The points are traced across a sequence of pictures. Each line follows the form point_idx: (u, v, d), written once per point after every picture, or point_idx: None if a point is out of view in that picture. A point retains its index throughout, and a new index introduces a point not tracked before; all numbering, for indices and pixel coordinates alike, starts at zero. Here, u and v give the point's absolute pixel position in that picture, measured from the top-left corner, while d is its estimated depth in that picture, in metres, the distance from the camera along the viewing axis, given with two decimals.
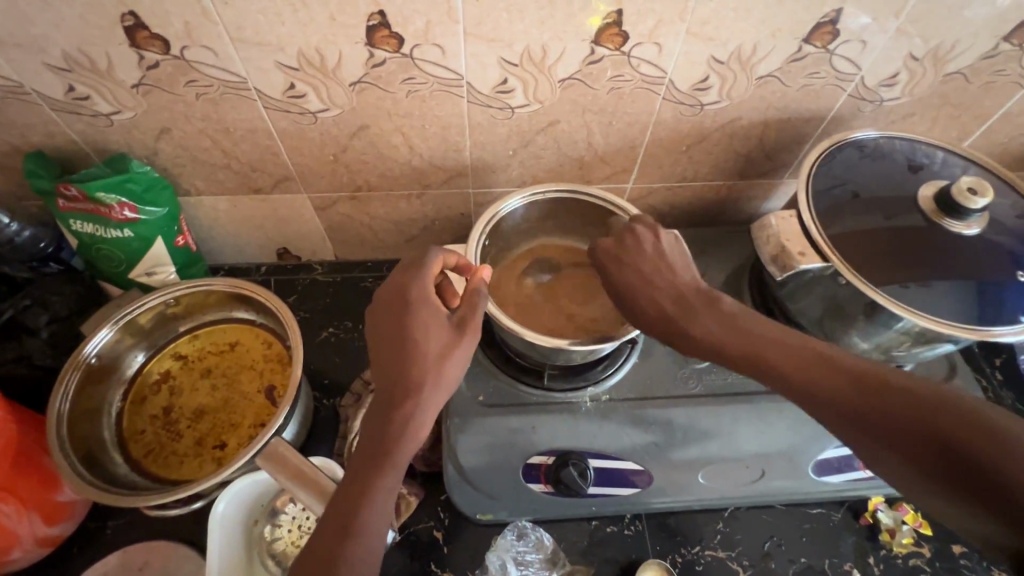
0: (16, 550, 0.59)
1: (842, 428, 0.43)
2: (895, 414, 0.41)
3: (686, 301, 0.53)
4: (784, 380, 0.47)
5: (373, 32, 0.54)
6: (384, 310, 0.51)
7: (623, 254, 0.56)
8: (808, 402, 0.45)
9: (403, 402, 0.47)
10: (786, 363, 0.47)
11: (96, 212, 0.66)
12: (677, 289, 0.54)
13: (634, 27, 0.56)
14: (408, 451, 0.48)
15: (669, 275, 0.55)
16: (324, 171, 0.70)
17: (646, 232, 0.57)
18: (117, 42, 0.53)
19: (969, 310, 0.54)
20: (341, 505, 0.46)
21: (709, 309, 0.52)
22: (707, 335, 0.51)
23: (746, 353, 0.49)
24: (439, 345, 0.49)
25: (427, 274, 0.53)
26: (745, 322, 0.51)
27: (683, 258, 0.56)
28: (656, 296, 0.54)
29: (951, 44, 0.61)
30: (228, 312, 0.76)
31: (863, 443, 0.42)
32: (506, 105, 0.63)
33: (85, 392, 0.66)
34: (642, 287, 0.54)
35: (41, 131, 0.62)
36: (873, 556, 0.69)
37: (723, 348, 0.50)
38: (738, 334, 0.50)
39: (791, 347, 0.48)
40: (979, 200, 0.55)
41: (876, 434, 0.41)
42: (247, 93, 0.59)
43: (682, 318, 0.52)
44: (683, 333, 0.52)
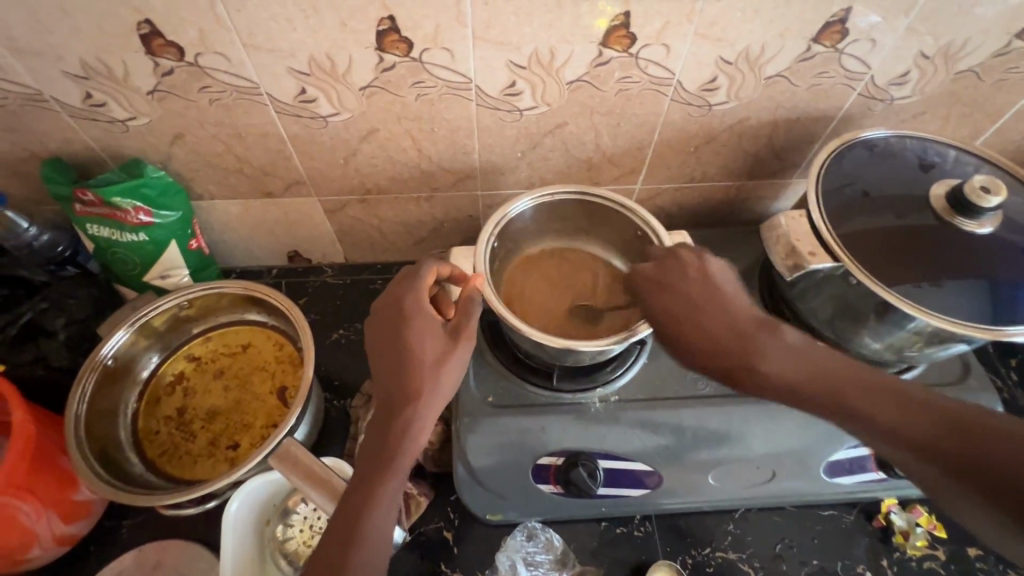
0: (35, 548, 0.60)
1: (928, 470, 0.42)
2: (985, 454, 0.40)
3: (745, 332, 0.51)
4: (862, 418, 0.45)
5: (383, 37, 0.55)
6: (383, 320, 0.52)
7: (667, 279, 0.55)
8: (858, 424, 0.45)
9: (402, 409, 0.48)
10: (862, 399, 0.45)
11: (112, 216, 0.67)
12: (733, 319, 0.51)
13: (642, 29, 0.56)
14: (409, 458, 0.48)
15: (727, 305, 0.53)
16: (334, 175, 0.71)
17: (694, 262, 0.55)
18: (133, 50, 0.54)
19: (982, 310, 0.54)
20: (345, 512, 0.46)
21: (775, 340, 0.50)
22: (776, 371, 0.48)
23: (820, 385, 0.47)
24: (434, 353, 0.50)
25: (421, 284, 0.53)
26: (817, 354, 0.49)
27: (736, 290, 0.54)
28: (714, 328, 0.51)
29: (962, 42, 0.61)
30: (240, 314, 0.76)
31: (945, 485, 0.41)
32: (514, 107, 0.64)
33: (101, 394, 0.67)
34: (686, 317, 0.52)
35: (59, 138, 0.63)
36: (886, 559, 0.68)
37: (791, 384, 0.48)
38: (810, 368, 0.48)
39: (863, 379, 0.46)
40: (991, 198, 0.54)
41: (965, 479, 0.40)
42: (259, 98, 0.60)
43: (752, 352, 0.50)
44: (749, 367, 0.49)
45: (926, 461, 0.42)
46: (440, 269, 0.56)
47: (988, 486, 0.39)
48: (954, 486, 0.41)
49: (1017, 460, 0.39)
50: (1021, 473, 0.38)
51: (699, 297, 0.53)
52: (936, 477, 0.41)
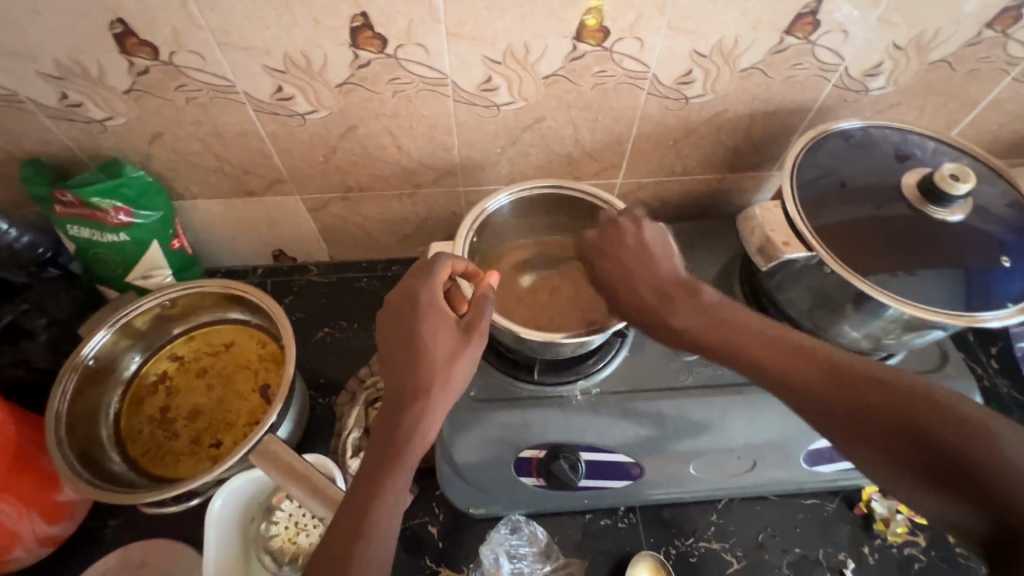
0: (18, 549, 0.60)
1: (821, 417, 0.44)
2: (871, 399, 0.42)
3: (663, 292, 0.54)
4: (766, 373, 0.47)
5: (356, 34, 0.55)
6: (396, 315, 0.52)
7: (610, 247, 0.58)
8: (795, 394, 0.46)
9: (411, 405, 0.48)
10: (767, 355, 0.48)
11: (92, 216, 0.67)
12: (659, 278, 0.55)
13: (615, 22, 0.56)
14: (417, 455, 0.48)
15: (655, 268, 0.56)
16: (315, 173, 0.71)
17: (632, 227, 0.58)
18: (107, 49, 0.54)
19: (956, 297, 0.54)
20: (353, 508, 0.46)
21: (689, 301, 0.53)
22: (686, 327, 0.52)
23: (727, 340, 0.50)
24: (446, 352, 0.50)
25: (436, 280, 0.53)
26: (728, 313, 0.52)
27: (668, 249, 0.57)
28: (639, 287, 0.55)
29: (934, 32, 0.61)
30: (223, 313, 0.76)
31: (840, 432, 0.43)
32: (492, 103, 0.64)
33: (83, 393, 0.67)
34: (624, 279, 0.57)
35: (38, 139, 0.63)
36: (867, 546, 0.69)
37: (701, 339, 0.51)
38: (719, 327, 0.51)
39: (770, 337, 0.49)
40: (961, 185, 0.55)
41: (857, 427, 0.42)
42: (235, 97, 0.60)
43: (667, 310, 0.54)
44: (666, 323, 0.53)
45: (823, 411, 0.44)
46: (454, 265, 0.54)
47: (876, 432, 0.41)
48: (843, 431, 0.43)
49: (904, 406, 0.40)
50: (904, 418, 0.40)
51: (633, 264, 0.57)
52: (833, 426, 0.43)
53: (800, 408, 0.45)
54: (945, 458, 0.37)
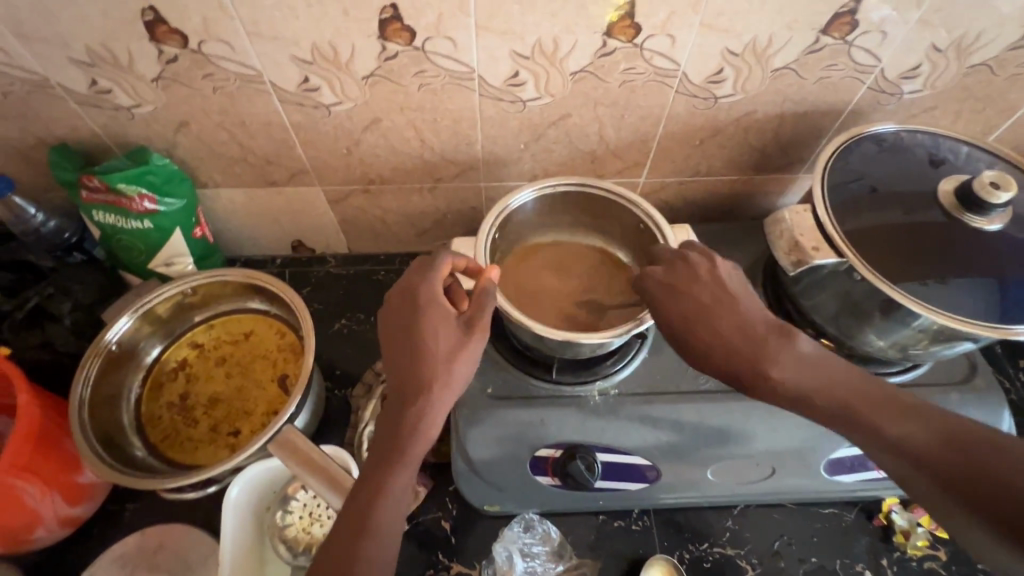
0: (40, 529, 0.61)
1: (928, 485, 0.40)
2: (985, 472, 0.39)
3: (756, 340, 0.48)
4: (875, 433, 0.43)
5: (386, 26, 0.54)
6: (396, 312, 0.51)
7: (682, 283, 0.52)
8: (898, 456, 0.42)
9: (414, 401, 0.47)
10: (876, 414, 0.44)
11: (118, 203, 0.67)
12: (746, 325, 0.49)
13: (647, 19, 0.55)
14: (418, 453, 0.47)
15: (741, 311, 0.50)
16: (337, 165, 0.71)
17: (702, 262, 0.53)
18: (137, 37, 0.54)
19: (989, 308, 0.53)
20: (356, 505, 0.45)
21: (787, 346, 0.47)
22: (789, 380, 0.46)
23: (830, 395, 0.45)
24: (447, 346, 0.49)
25: (436, 276, 0.52)
26: (829, 364, 0.47)
27: (749, 293, 0.52)
28: (726, 333, 0.49)
29: (976, 34, 0.60)
30: (243, 302, 0.77)
31: (944, 504, 0.40)
32: (518, 98, 0.63)
33: (105, 379, 0.68)
34: (706, 327, 0.49)
35: (66, 124, 0.64)
36: (886, 558, 0.68)
37: (805, 395, 0.46)
38: (825, 380, 0.45)
39: (870, 392, 0.45)
40: (1001, 194, 0.53)
41: (967, 500, 0.38)
42: (262, 87, 0.60)
43: (762, 358, 0.47)
44: (764, 375, 0.47)
45: (929, 476, 0.40)
46: (455, 262, 0.54)
47: (983, 509, 0.38)
48: (946, 499, 0.39)
49: (1022, 485, 0.37)
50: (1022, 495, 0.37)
51: (718, 312, 0.50)
52: (934, 494, 0.40)
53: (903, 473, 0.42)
54: None
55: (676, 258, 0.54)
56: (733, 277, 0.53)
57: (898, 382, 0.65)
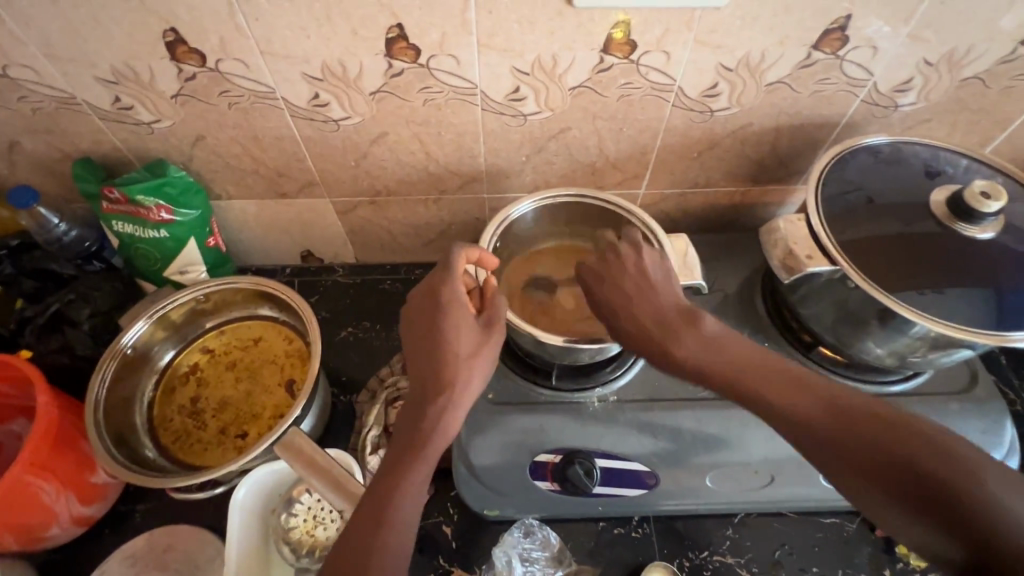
0: (54, 527, 0.63)
1: (809, 445, 0.44)
2: (858, 431, 0.42)
3: (667, 323, 0.53)
4: (777, 410, 0.46)
5: (392, 44, 0.57)
6: (422, 312, 0.53)
7: (609, 270, 0.57)
8: (787, 424, 0.45)
9: (434, 399, 0.49)
10: (780, 392, 0.47)
11: (136, 213, 0.70)
12: (657, 308, 0.54)
13: (642, 36, 0.57)
14: (438, 449, 0.49)
15: (655, 298, 0.54)
16: (345, 177, 0.74)
17: (632, 256, 0.57)
18: (158, 56, 0.57)
19: (984, 317, 0.53)
20: (376, 494, 0.47)
21: (692, 330, 0.52)
22: (690, 357, 0.51)
23: (727, 376, 0.49)
24: (469, 347, 0.51)
25: (456, 274, 0.54)
26: (728, 344, 0.51)
27: (669, 281, 0.56)
28: (638, 314, 0.54)
29: (966, 48, 0.61)
30: (252, 309, 0.79)
31: (821, 457, 0.43)
32: (519, 112, 0.65)
33: (120, 381, 0.70)
34: (622, 304, 0.55)
35: (90, 139, 0.67)
36: (888, 569, 0.67)
37: (702, 368, 0.50)
38: (722, 357, 0.50)
39: (772, 369, 0.49)
40: (992, 203, 0.54)
41: (845, 455, 0.42)
42: (275, 102, 0.63)
43: (670, 339, 0.52)
44: (666, 352, 0.52)
45: (810, 436, 0.44)
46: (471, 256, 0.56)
47: (859, 467, 0.41)
48: (826, 457, 0.43)
49: (889, 439, 0.41)
50: (886, 450, 0.40)
51: (631, 291, 0.55)
52: (819, 453, 0.43)
53: (808, 448, 0.44)
54: (926, 488, 0.38)
55: (609, 248, 0.59)
56: (657, 262, 0.57)
57: (899, 392, 0.65)
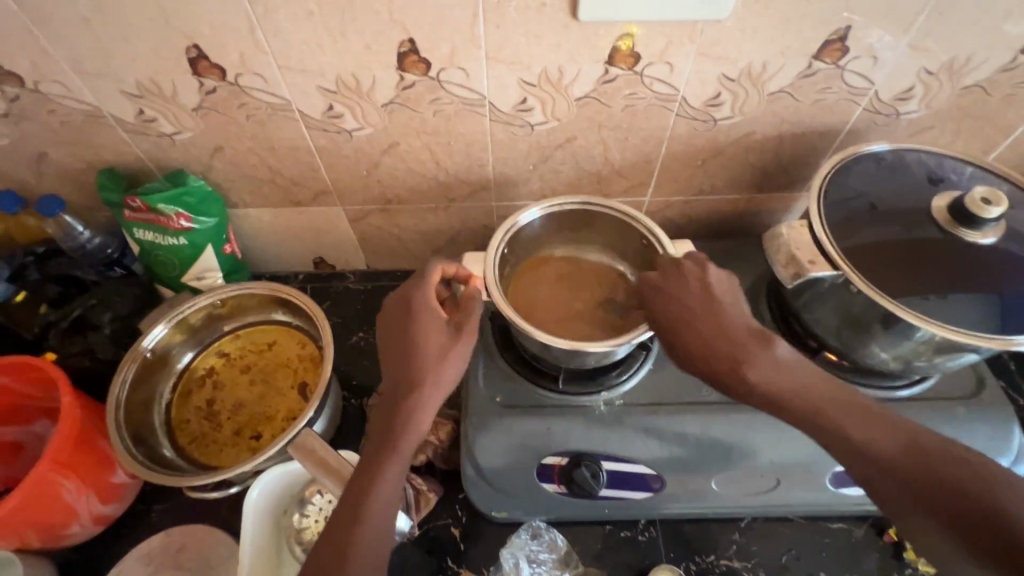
0: (74, 525, 0.65)
1: (888, 484, 0.46)
2: (938, 474, 0.45)
3: (739, 343, 0.54)
4: (844, 437, 0.48)
5: (404, 58, 0.59)
6: (394, 319, 0.56)
7: (672, 288, 0.58)
8: (867, 462, 0.47)
9: (406, 398, 0.51)
10: (848, 420, 0.49)
11: (157, 221, 0.73)
12: (726, 326, 0.55)
13: (646, 48, 0.59)
14: (412, 443, 0.51)
15: (721, 316, 0.55)
16: (357, 186, 0.76)
17: (696, 271, 0.59)
18: (181, 71, 0.60)
19: (989, 321, 0.54)
20: (353, 490, 0.49)
21: (765, 351, 0.53)
22: (763, 380, 0.52)
23: (797, 402, 0.50)
24: (438, 348, 0.53)
25: (428, 283, 0.57)
26: (797, 370, 0.52)
27: (739, 301, 0.57)
28: (705, 333, 0.55)
29: (966, 57, 0.62)
30: (267, 314, 0.81)
31: (896, 497, 0.46)
32: (526, 122, 0.67)
33: (140, 383, 0.72)
34: (686, 320, 0.56)
35: (113, 150, 0.70)
36: (897, 574, 0.67)
37: (774, 392, 0.51)
38: (797, 382, 0.51)
39: (837, 397, 0.50)
40: (993, 209, 0.55)
41: (931, 503, 0.44)
42: (291, 114, 0.66)
43: (742, 357, 0.53)
44: (739, 374, 0.52)
45: (884, 474, 0.46)
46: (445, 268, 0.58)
47: (937, 509, 0.44)
48: (911, 504, 0.45)
49: (965, 482, 0.44)
50: (964, 495, 0.43)
51: (701, 310, 0.56)
52: (897, 493, 0.46)
53: (877, 481, 0.46)
54: (1001, 535, 0.41)
55: (670, 265, 0.60)
56: (723, 280, 0.59)
57: (905, 397, 0.65)
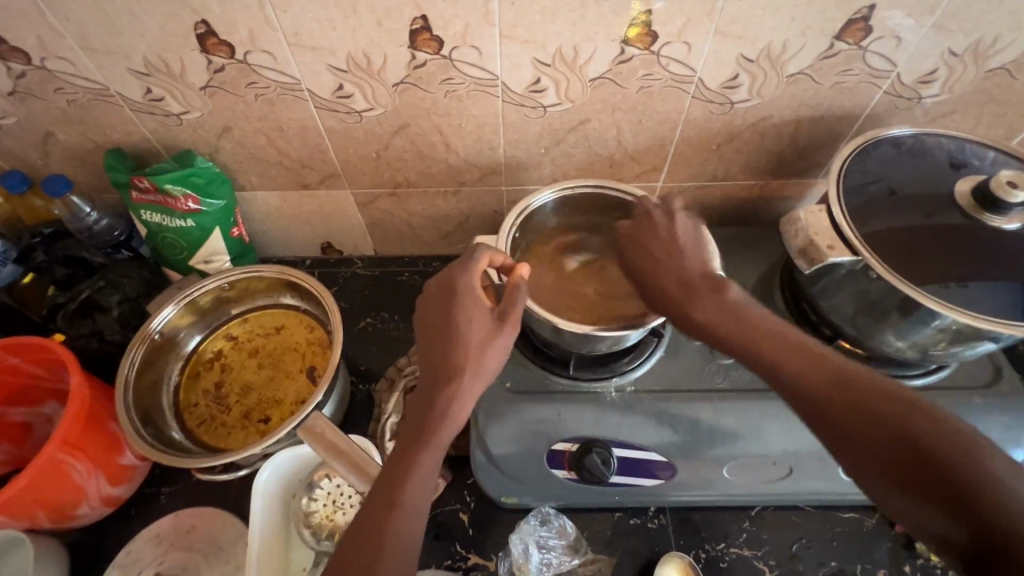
0: (84, 506, 0.65)
1: (817, 420, 0.45)
2: (876, 411, 0.43)
3: (689, 284, 0.54)
4: (776, 372, 0.49)
5: (415, 36, 0.58)
6: (436, 302, 0.54)
7: (639, 233, 0.60)
8: (805, 402, 0.46)
9: (446, 386, 0.50)
10: (779, 356, 0.49)
11: (165, 203, 0.72)
12: (683, 273, 0.55)
13: (663, 27, 0.58)
14: (449, 433, 0.50)
15: (679, 263, 0.56)
16: (366, 169, 0.75)
17: (663, 218, 0.60)
18: (190, 48, 0.59)
19: (1011, 309, 0.53)
20: (389, 478, 0.48)
21: (714, 295, 0.53)
22: (707, 320, 0.52)
23: (739, 336, 0.51)
24: (481, 336, 0.52)
25: (474, 268, 0.55)
26: (749, 313, 0.52)
27: (698, 246, 0.58)
28: (663, 277, 0.56)
29: (992, 38, 0.60)
30: (275, 298, 0.81)
31: (832, 437, 0.44)
32: (539, 104, 0.66)
33: (149, 365, 0.72)
34: (648, 267, 0.57)
35: (121, 130, 0.69)
36: (908, 565, 0.66)
37: (714, 330, 0.52)
38: (737, 319, 0.52)
39: (783, 338, 0.50)
40: (1018, 193, 0.53)
41: (852, 434, 0.43)
42: (300, 94, 0.64)
43: (690, 297, 0.54)
44: (685, 313, 0.53)
45: (812, 407, 0.46)
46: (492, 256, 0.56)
47: (866, 445, 0.42)
48: (843, 445, 0.43)
49: (892, 417, 0.42)
50: (894, 429, 0.41)
51: (660, 254, 0.57)
52: (824, 430, 0.45)
53: (805, 411, 0.46)
54: (935, 471, 0.38)
55: (644, 214, 0.61)
56: (691, 232, 0.59)
57: (921, 386, 0.64)
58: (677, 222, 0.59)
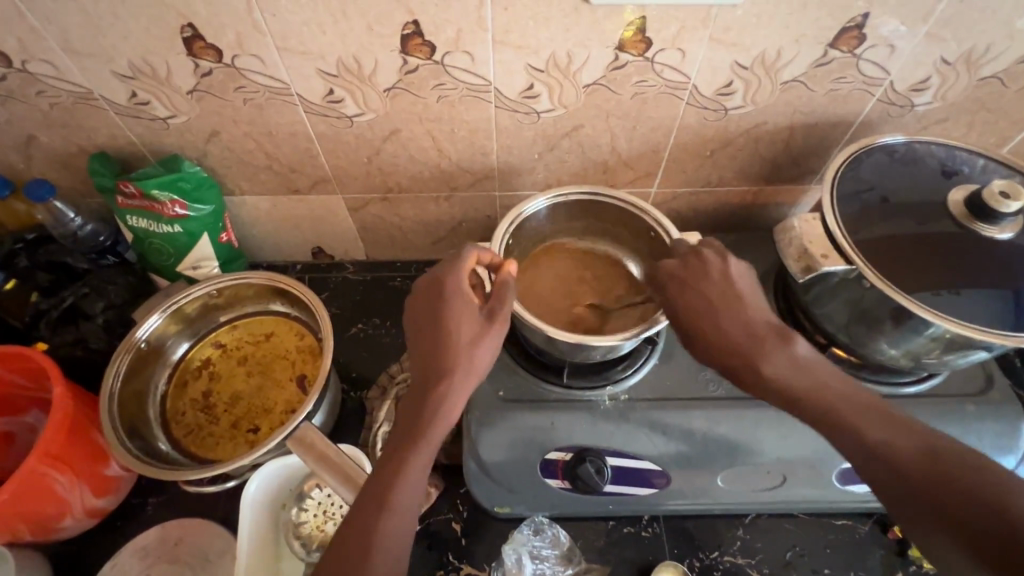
0: (68, 518, 0.64)
1: (880, 478, 0.43)
2: (945, 472, 0.41)
3: (758, 338, 0.50)
4: (842, 424, 0.46)
5: (407, 41, 0.57)
6: (423, 301, 0.53)
7: (689, 277, 0.54)
8: (864, 455, 0.44)
9: (436, 385, 0.49)
10: (848, 409, 0.46)
11: (151, 208, 0.71)
12: (748, 323, 0.51)
13: (658, 33, 0.57)
14: (440, 431, 0.49)
15: (745, 314, 0.52)
16: (358, 174, 0.74)
17: (718, 262, 0.55)
18: (175, 51, 0.58)
19: (1002, 317, 0.53)
20: (380, 477, 0.47)
21: (784, 347, 0.49)
22: (779, 376, 0.48)
23: (805, 385, 0.48)
24: (471, 335, 0.51)
25: (462, 267, 0.54)
26: (818, 369, 0.49)
27: (755, 293, 0.54)
28: (727, 326, 0.51)
29: (985, 47, 0.60)
30: (264, 305, 0.80)
31: (891, 494, 0.42)
32: (532, 110, 0.65)
33: (134, 374, 0.71)
34: (703, 314, 0.52)
35: (105, 134, 0.68)
36: (901, 571, 0.67)
37: (788, 391, 0.48)
38: (811, 377, 0.48)
39: (847, 393, 0.47)
40: (1011, 203, 0.53)
41: (914, 493, 0.41)
42: (289, 98, 0.63)
43: (759, 352, 0.49)
44: (754, 367, 0.49)
45: (873, 460, 0.43)
46: (480, 255, 0.55)
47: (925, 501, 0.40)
48: (903, 503, 0.41)
49: (967, 481, 0.40)
50: (963, 494, 0.39)
51: (719, 305, 0.52)
52: (884, 487, 0.42)
53: (869, 469, 0.43)
54: (993, 530, 0.37)
55: (693, 254, 0.56)
56: (743, 272, 0.54)
57: (912, 394, 0.65)
58: (728, 262, 0.55)
